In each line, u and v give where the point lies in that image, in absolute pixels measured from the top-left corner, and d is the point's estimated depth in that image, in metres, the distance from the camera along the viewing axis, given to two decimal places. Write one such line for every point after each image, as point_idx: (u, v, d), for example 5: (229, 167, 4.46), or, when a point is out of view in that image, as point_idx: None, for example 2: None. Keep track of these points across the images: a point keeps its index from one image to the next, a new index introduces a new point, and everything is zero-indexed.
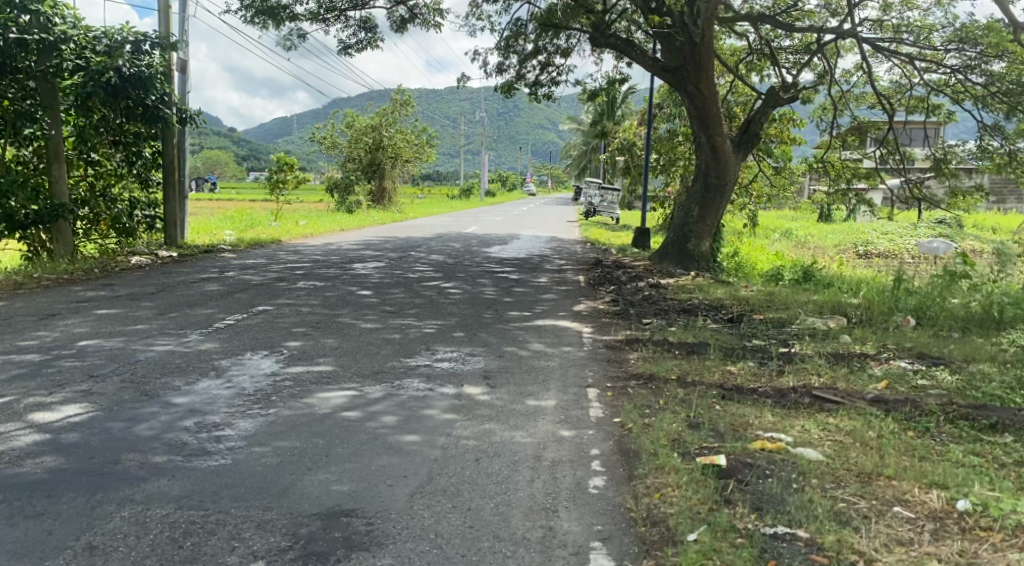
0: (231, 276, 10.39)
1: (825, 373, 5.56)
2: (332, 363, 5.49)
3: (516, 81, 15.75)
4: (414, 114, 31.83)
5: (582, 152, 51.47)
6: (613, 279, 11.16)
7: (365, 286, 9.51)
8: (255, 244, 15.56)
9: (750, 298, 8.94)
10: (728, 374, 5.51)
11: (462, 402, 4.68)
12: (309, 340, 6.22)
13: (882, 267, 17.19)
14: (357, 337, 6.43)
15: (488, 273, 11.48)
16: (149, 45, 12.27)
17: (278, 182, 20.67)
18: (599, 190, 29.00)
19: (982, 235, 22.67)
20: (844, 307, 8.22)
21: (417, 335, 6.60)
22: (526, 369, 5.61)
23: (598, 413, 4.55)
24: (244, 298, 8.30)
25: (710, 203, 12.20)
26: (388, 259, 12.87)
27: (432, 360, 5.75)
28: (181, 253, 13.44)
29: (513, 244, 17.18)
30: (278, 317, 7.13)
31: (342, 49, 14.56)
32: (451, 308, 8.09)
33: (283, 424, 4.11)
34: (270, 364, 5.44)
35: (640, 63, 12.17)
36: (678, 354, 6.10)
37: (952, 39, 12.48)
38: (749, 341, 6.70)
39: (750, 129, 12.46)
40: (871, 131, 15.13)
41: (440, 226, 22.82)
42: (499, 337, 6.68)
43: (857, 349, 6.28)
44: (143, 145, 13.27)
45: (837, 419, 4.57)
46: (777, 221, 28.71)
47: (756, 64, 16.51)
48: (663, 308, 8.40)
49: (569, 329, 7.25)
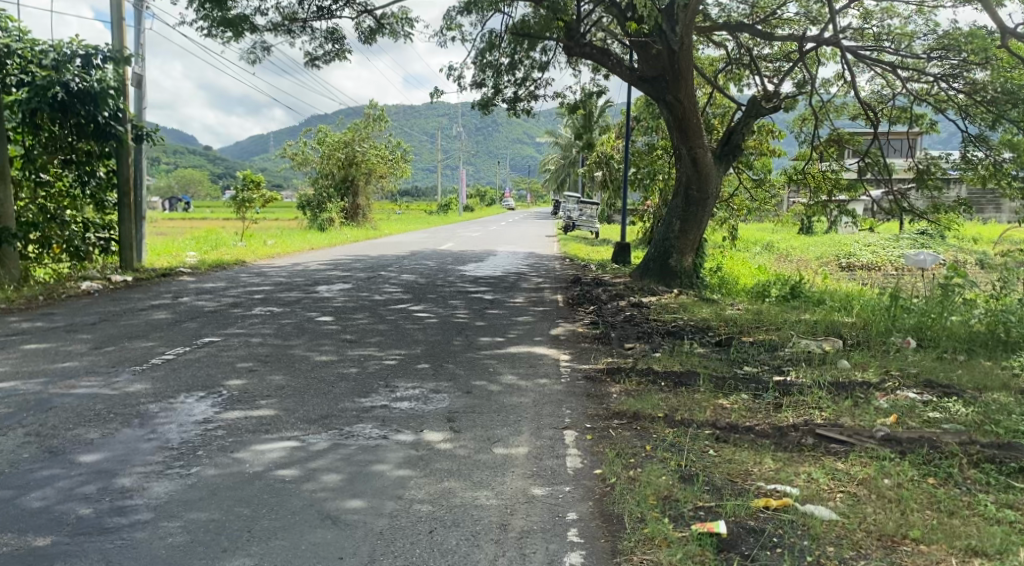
0: (185, 302, 9.71)
1: (828, 407, 5.05)
2: (274, 407, 4.86)
3: (493, 95, 15.25)
4: (388, 129, 31.20)
5: (561, 167, 51.35)
6: (593, 298, 10.64)
7: (326, 311, 8.87)
8: (218, 266, 14.83)
9: (737, 318, 8.44)
10: (719, 410, 4.97)
11: (419, 453, 4.07)
12: (254, 378, 5.58)
13: (868, 280, 16.87)
14: (310, 373, 5.80)
15: (461, 294, 10.90)
16: (100, 58, 11.65)
17: (244, 201, 19.92)
18: (578, 205, 28.60)
19: (963, 246, 22.57)
20: (838, 327, 7.75)
21: (376, 369, 5.97)
22: (494, 408, 5.01)
23: (578, 463, 3.98)
24: (192, 328, 7.63)
25: (691, 218, 11.72)
26: (357, 280, 12.24)
27: (390, 399, 5.13)
28: (139, 277, 12.66)
29: (489, 261, 16.62)
30: (224, 351, 6.48)
31: (310, 61, 14.03)
32: (418, 335, 7.48)
33: (203, 488, 3.48)
34: (205, 408, 4.78)
35: (616, 73, 11.71)
36: (665, 386, 5.56)
37: (935, 47, 12.26)
38: (740, 368, 6.19)
39: (732, 141, 12.05)
40: (852, 142, 14.83)
41: (415, 244, 22.21)
42: (467, 369, 6.08)
43: (858, 377, 5.77)
44: (97, 164, 12.54)
45: (847, 464, 4.04)
46: (758, 234, 28.51)
47: (735, 74, 16.28)
48: (646, 331, 7.86)
49: (544, 357, 6.67)
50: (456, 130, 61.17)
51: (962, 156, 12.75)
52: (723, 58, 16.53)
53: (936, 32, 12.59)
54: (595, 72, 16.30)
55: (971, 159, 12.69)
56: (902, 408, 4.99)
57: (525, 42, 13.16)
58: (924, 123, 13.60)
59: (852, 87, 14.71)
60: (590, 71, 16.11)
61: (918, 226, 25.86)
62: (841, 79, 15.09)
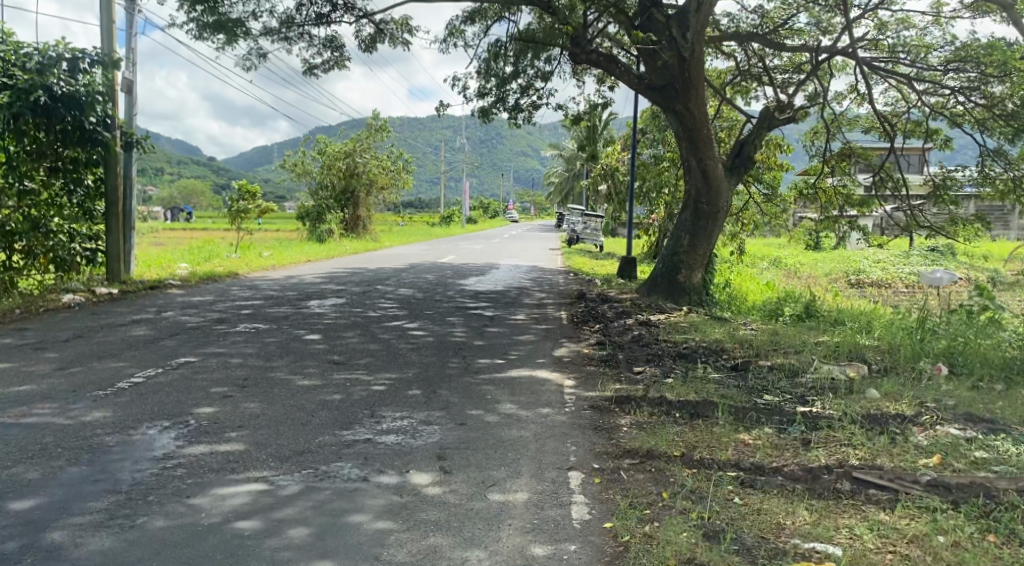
0: (167, 318, 9.22)
1: (862, 446, 4.53)
2: (244, 440, 4.36)
3: (495, 104, 14.78)
4: (390, 139, 30.79)
5: (564, 181, 50.98)
6: (598, 316, 10.13)
7: (315, 328, 8.37)
8: (210, 278, 14.36)
9: (753, 339, 7.92)
10: (742, 448, 4.46)
11: (403, 500, 3.57)
12: (227, 406, 5.08)
13: (880, 298, 16.37)
14: (288, 400, 5.29)
15: (460, 310, 10.41)
16: (87, 62, 11.27)
17: (239, 212, 19.48)
18: (582, 218, 28.15)
19: (976, 263, 22.08)
20: (862, 350, 7.22)
21: (363, 396, 5.46)
22: (491, 443, 4.50)
23: (585, 514, 3.48)
24: (169, 347, 7.14)
25: (700, 232, 11.26)
26: (352, 295, 11.76)
27: (375, 432, 4.62)
28: (126, 290, 12.17)
29: (489, 275, 16.12)
30: (198, 374, 5.98)
31: (308, 70, 13.60)
32: (412, 357, 6.97)
33: (146, 547, 2.99)
34: (168, 441, 4.28)
35: (625, 82, 11.22)
36: (680, 419, 5.04)
37: (952, 59, 11.80)
38: (760, 397, 5.67)
39: (743, 153, 11.59)
40: (865, 156, 14.34)
41: (415, 257, 21.68)
42: (462, 396, 5.56)
43: (891, 409, 5.25)
44: (84, 172, 12.07)
45: (895, 516, 3.52)
46: (765, 249, 28.06)
47: (743, 86, 15.92)
48: (655, 353, 7.34)
49: (546, 382, 6.15)
50: (458, 142, 60.88)
51: (979, 169, 12.31)
52: (731, 70, 16.13)
53: (953, 44, 12.15)
54: (600, 83, 15.90)
55: (988, 173, 12.24)
56: (945, 446, 4.44)
57: (530, 52, 12.73)
58: (939, 138, 13.16)
59: (865, 99, 14.27)
60: (595, 82, 15.71)
61: (927, 242, 25.43)
62: (853, 91, 14.70)
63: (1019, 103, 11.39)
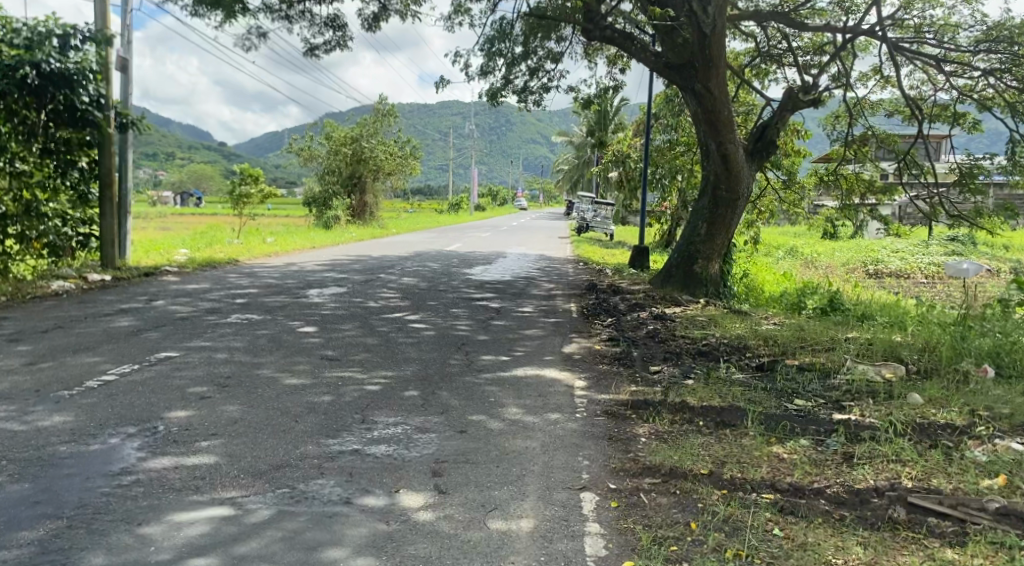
0: (157, 307, 8.74)
1: (913, 463, 3.96)
2: (215, 452, 3.89)
3: (502, 86, 14.19)
4: (398, 124, 30.21)
5: (574, 167, 50.34)
6: (610, 308, 9.61)
7: (311, 320, 7.88)
8: (208, 265, 13.90)
9: (777, 335, 7.38)
10: (777, 464, 3.94)
11: (389, 529, 3.07)
12: (203, 410, 4.61)
13: (901, 290, 15.76)
14: (270, 402, 4.81)
15: (465, 301, 9.90)
16: (79, 39, 10.76)
17: (242, 196, 18.98)
18: (592, 205, 27.55)
19: (996, 254, 21.40)
20: (898, 349, 6.63)
21: (354, 398, 4.96)
22: (493, 456, 3.99)
23: (600, 549, 3.00)
24: (151, 340, 6.66)
25: (719, 221, 10.71)
26: (352, 284, 11.27)
27: (364, 442, 4.13)
28: (119, 277, 11.71)
29: (497, 264, 15.59)
30: (177, 372, 5.51)
31: (309, 50, 13.05)
32: (410, 352, 6.46)
33: None
34: (129, 452, 3.80)
35: (640, 59, 10.60)
36: (704, 428, 4.53)
37: (982, 40, 11.11)
38: (791, 402, 5.14)
39: (764, 137, 11.02)
40: (890, 142, 13.63)
41: (422, 244, 21.18)
42: (464, 398, 5.06)
43: (940, 417, 4.68)
44: (78, 154, 11.58)
45: (967, 556, 3.01)
46: (779, 238, 27.46)
47: (761, 69, 15.33)
48: (673, 350, 6.82)
49: (556, 383, 5.63)
50: (466, 128, 60.19)
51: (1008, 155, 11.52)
52: (749, 52, 15.50)
53: (984, 23, 11.46)
54: (611, 66, 15.30)
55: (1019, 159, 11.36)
56: (1008, 465, 3.89)
57: (540, 31, 12.16)
58: (966, 122, 12.47)
59: (889, 82, 13.64)
60: (607, 63, 15.10)
61: (946, 232, 24.69)
62: (877, 73, 14.05)
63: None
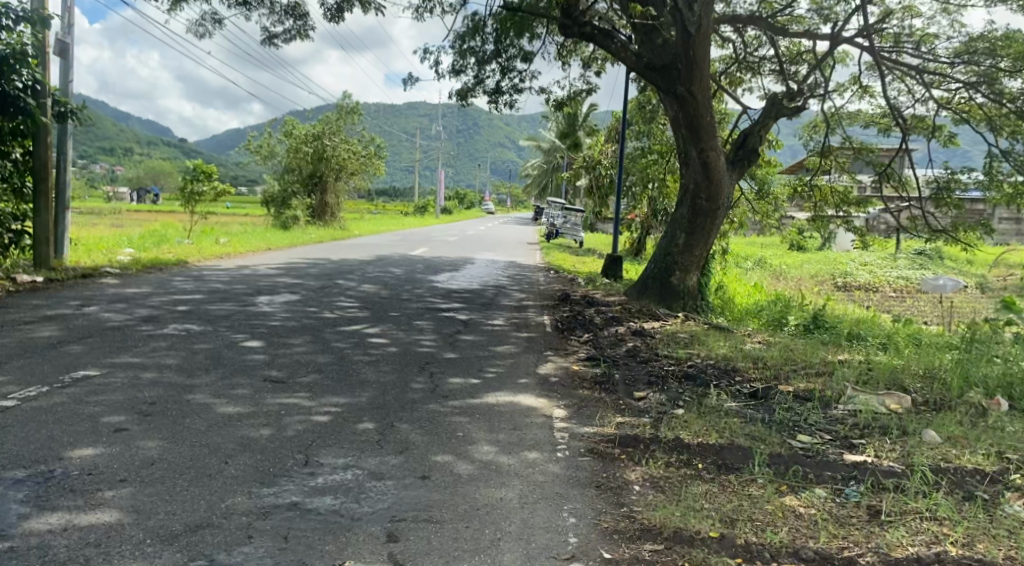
0: (86, 314, 7.89)
1: (954, 522, 3.32)
2: (118, 507, 3.21)
3: (474, 86, 13.54)
4: (361, 123, 29.53)
5: (543, 172, 49.84)
6: (585, 321, 9.01)
7: (258, 332, 7.13)
8: (154, 267, 12.97)
9: (767, 357, 6.81)
10: (798, 522, 3.33)
11: None
12: (115, 448, 3.87)
13: (874, 305, 15.42)
14: (196, 437, 4.08)
15: (430, 312, 9.20)
16: (11, 18, 9.74)
17: (194, 193, 17.97)
18: (562, 211, 26.96)
19: (964, 269, 21.23)
20: (900, 375, 6.06)
21: (298, 432, 4.25)
22: (461, 511, 3.35)
23: None
24: (70, 355, 5.86)
25: (698, 231, 10.22)
26: (308, 290, 10.49)
27: (306, 492, 3.45)
28: (52, 278, 10.73)
29: (464, 271, 14.89)
30: (92, 397, 4.73)
31: (269, 39, 12.23)
32: (368, 374, 5.74)
33: None
34: (9, 508, 3.14)
35: (620, 59, 9.97)
36: (705, 473, 3.93)
37: (961, 51, 10.51)
38: (795, 439, 4.56)
39: (746, 144, 10.55)
40: (868, 152, 13.23)
41: (385, 247, 20.32)
42: (428, 433, 4.37)
43: (968, 462, 4.05)
44: (10, 145, 10.58)
45: None
46: (750, 249, 27.18)
47: (737, 77, 14.92)
48: (658, 373, 6.22)
49: (532, 413, 4.99)
50: (434, 130, 59.37)
51: (985, 170, 10.85)
52: (725, 58, 15.10)
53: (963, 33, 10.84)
54: (586, 69, 14.75)
55: (995, 174, 10.74)
56: None
57: (512, 29, 11.57)
58: (943, 135, 11.93)
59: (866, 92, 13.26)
60: (582, 65, 14.55)
61: (915, 245, 24.52)
62: (854, 84, 13.72)
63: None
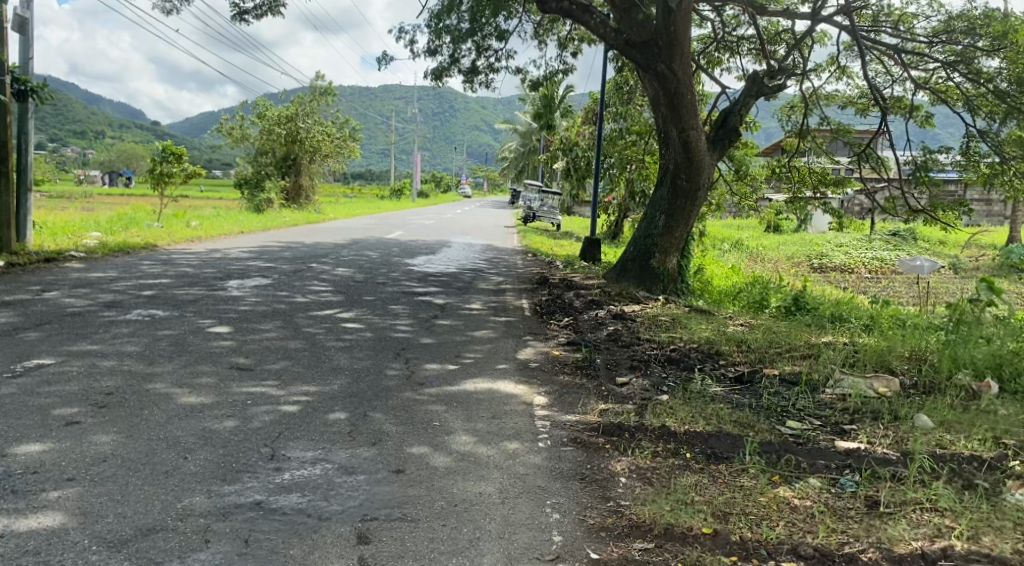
0: (46, 299, 7.53)
1: (956, 514, 3.18)
2: (63, 509, 2.95)
3: (449, 65, 13.20)
4: (336, 104, 28.91)
5: (520, 155, 49.44)
6: (565, 305, 8.81)
7: (226, 317, 6.83)
8: (120, 250, 12.53)
9: (751, 340, 6.64)
10: (794, 517, 3.16)
11: None
12: (66, 443, 3.59)
13: (851, 286, 15.42)
14: (155, 431, 3.81)
15: (406, 296, 8.95)
16: None
17: (163, 175, 17.43)
18: (540, 194, 26.66)
19: (939, 250, 21.30)
20: (886, 358, 5.92)
21: (264, 424, 3.99)
22: (438, 508, 3.13)
23: None
24: (24, 343, 5.53)
25: (678, 212, 10.02)
26: (280, 274, 10.17)
27: (270, 490, 3.21)
28: (13, 263, 10.26)
29: (441, 254, 14.61)
30: (44, 388, 4.43)
31: (237, 15, 11.79)
32: (340, 361, 5.48)
33: None
34: None
35: (600, 35, 9.67)
36: (695, 463, 3.75)
37: (940, 31, 10.32)
38: (784, 425, 4.40)
39: (728, 124, 10.33)
40: (845, 134, 12.92)
41: (361, 231, 19.91)
42: (403, 423, 4.14)
43: (963, 449, 3.90)
44: None
45: None
46: (728, 231, 27.14)
47: (716, 57, 14.70)
48: (641, 357, 6.03)
49: (511, 400, 4.78)
50: (410, 112, 58.62)
51: (963, 151, 10.71)
52: (703, 37, 14.86)
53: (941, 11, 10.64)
54: (563, 49, 14.47)
55: (973, 156, 10.62)
56: None
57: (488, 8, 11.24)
58: (920, 115, 11.77)
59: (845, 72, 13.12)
60: (559, 44, 14.26)
61: (889, 227, 24.59)
62: (832, 64, 13.57)
63: (1012, 82, 9.79)
